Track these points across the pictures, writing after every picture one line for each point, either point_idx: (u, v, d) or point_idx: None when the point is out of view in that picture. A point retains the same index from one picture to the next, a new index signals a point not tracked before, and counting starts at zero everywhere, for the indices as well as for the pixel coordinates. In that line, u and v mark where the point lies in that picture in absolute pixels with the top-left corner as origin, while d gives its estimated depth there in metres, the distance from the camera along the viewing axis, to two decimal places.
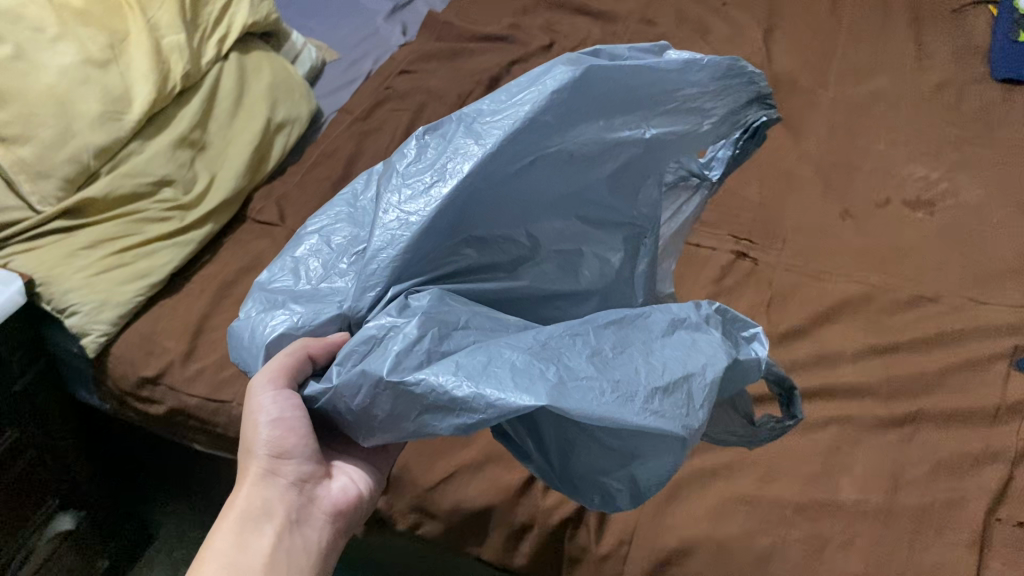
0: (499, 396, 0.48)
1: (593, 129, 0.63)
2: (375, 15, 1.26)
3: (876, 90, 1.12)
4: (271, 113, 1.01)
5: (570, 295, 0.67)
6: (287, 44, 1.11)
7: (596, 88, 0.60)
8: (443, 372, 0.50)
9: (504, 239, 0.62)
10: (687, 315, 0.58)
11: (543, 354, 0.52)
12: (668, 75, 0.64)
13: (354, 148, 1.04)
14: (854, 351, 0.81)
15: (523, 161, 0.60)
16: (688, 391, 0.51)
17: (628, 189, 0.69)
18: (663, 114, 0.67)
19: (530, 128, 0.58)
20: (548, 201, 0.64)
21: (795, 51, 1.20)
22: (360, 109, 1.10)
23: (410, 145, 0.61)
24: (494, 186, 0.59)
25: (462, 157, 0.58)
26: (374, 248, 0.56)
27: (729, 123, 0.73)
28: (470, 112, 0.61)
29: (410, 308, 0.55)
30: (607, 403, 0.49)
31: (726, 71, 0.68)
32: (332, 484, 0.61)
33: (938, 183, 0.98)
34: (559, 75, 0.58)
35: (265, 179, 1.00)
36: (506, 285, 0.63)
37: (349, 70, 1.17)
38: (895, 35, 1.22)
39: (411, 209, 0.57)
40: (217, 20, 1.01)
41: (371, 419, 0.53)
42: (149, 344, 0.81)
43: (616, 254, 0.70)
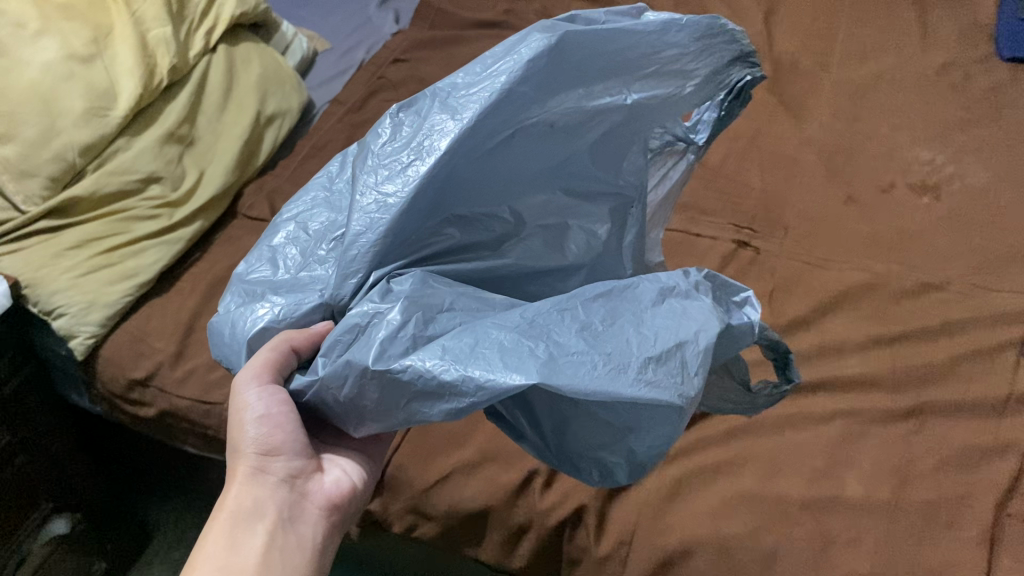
0: (487, 377, 0.48)
1: (572, 98, 0.61)
2: (368, 3, 1.24)
3: (879, 71, 1.10)
4: (260, 105, 0.99)
5: (556, 271, 0.66)
6: (277, 34, 1.09)
7: (570, 56, 0.58)
8: (429, 357, 0.50)
9: (487, 215, 0.62)
10: (676, 283, 0.55)
11: (530, 332, 0.51)
12: (646, 38, 0.61)
13: (346, 140, 1.02)
14: (859, 341, 0.80)
15: (500, 136, 0.59)
16: (681, 359, 0.49)
17: (611, 157, 0.68)
18: (645, 78, 0.64)
19: (507, 100, 0.56)
20: (529, 176, 0.64)
21: (796, 32, 1.18)
22: (353, 99, 1.08)
23: (386, 122, 0.60)
24: (471, 162, 0.58)
25: (440, 133, 0.56)
26: (353, 232, 0.55)
27: (716, 83, 0.68)
28: (444, 87, 0.59)
29: (392, 293, 0.54)
30: (598, 376, 0.48)
31: (708, 31, 0.64)
32: (324, 478, 0.61)
33: (944, 167, 0.96)
34: (534, 44, 0.56)
35: (256, 174, 0.98)
36: (490, 264, 0.62)
37: (341, 60, 1.15)
38: (898, 15, 1.19)
39: (387, 191, 0.55)
40: (205, 11, 0.99)
41: (359, 407, 0.52)
42: (138, 345, 0.80)
43: (603, 226, 0.69)
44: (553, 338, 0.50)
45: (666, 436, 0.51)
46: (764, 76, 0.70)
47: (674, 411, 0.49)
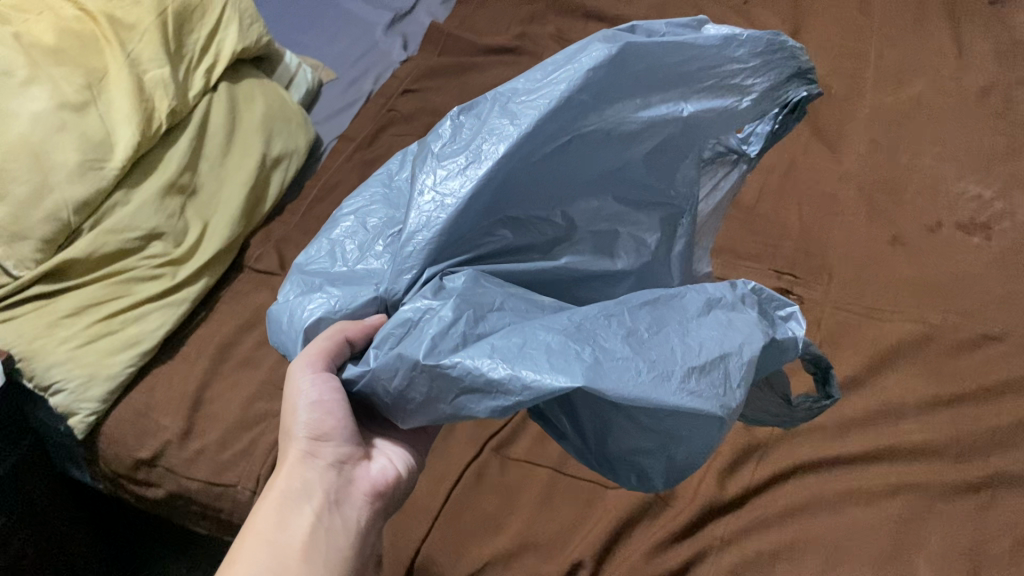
0: (535, 376, 0.47)
1: (631, 107, 0.60)
2: (373, 27, 1.18)
3: (916, 96, 1.04)
4: (266, 146, 0.93)
5: (605, 276, 0.63)
6: (281, 66, 1.03)
7: (629, 68, 0.58)
8: (478, 354, 0.49)
9: (541, 219, 0.60)
10: (724, 296, 0.55)
11: (578, 335, 0.50)
12: (705, 51, 0.60)
13: (357, 180, 0.96)
14: (917, 403, 0.74)
15: (557, 141, 0.58)
16: (724, 370, 0.49)
17: (666, 168, 0.66)
18: (703, 91, 0.62)
19: (566, 108, 0.56)
20: (584, 180, 0.62)
21: (825, 55, 1.12)
22: (362, 135, 1.02)
23: (448, 128, 0.60)
24: (528, 168, 0.58)
25: (498, 139, 0.56)
26: (413, 230, 0.55)
27: (771, 100, 0.65)
28: (504, 92, 0.59)
29: (445, 290, 0.53)
30: (641, 382, 0.47)
31: (765, 46, 0.62)
32: (372, 466, 0.57)
33: (993, 203, 0.90)
34: (596, 54, 0.56)
35: (263, 221, 0.92)
36: (544, 267, 0.60)
37: (348, 91, 1.09)
38: (931, 34, 1.14)
39: (450, 190, 0.55)
40: (204, 47, 0.92)
41: (405, 405, 0.51)
42: (143, 422, 0.74)
43: (653, 235, 0.66)
44: (601, 337, 0.50)
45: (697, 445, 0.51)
46: (821, 93, 0.67)
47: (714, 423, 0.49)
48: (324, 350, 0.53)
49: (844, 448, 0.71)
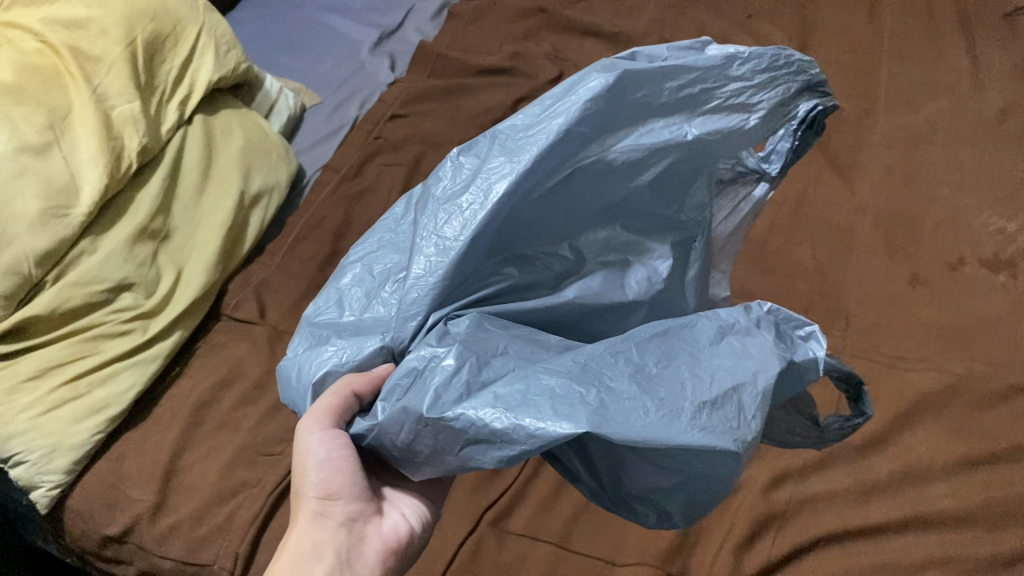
0: (539, 424, 0.43)
1: (635, 134, 0.56)
2: (359, 47, 1.12)
3: (931, 118, 0.99)
4: (245, 184, 0.87)
5: (616, 309, 0.58)
6: (260, 93, 0.97)
7: (630, 95, 0.54)
8: (481, 404, 0.45)
9: (546, 254, 0.56)
10: (735, 321, 0.53)
11: (584, 375, 0.47)
12: (707, 75, 0.58)
13: (343, 216, 0.91)
14: (946, 464, 0.69)
15: (560, 176, 0.53)
16: (738, 403, 0.45)
17: (678, 194, 0.60)
18: (706, 114, 0.58)
19: (568, 141, 0.53)
20: (593, 213, 0.57)
21: (834, 74, 1.07)
22: (347, 166, 0.96)
23: (446, 168, 0.57)
24: (532, 206, 0.53)
25: (497, 176, 0.52)
26: (415, 277, 0.52)
27: (778, 120, 0.62)
28: (504, 129, 0.55)
29: (449, 335, 0.50)
30: (651, 423, 0.44)
31: (770, 62, 0.59)
32: (383, 521, 0.56)
33: (1019, 236, 0.85)
34: (593, 84, 0.53)
35: (242, 263, 0.86)
36: (551, 304, 0.55)
37: (333, 116, 1.03)
38: (945, 49, 1.09)
39: (448, 232, 0.52)
40: (178, 78, 0.86)
41: (412, 458, 0.49)
42: (111, 494, 0.69)
43: (668, 263, 0.60)
44: (608, 378, 0.47)
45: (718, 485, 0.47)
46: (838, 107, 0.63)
47: (731, 460, 0.45)
48: (332, 414, 0.51)
49: (867, 517, 0.67)
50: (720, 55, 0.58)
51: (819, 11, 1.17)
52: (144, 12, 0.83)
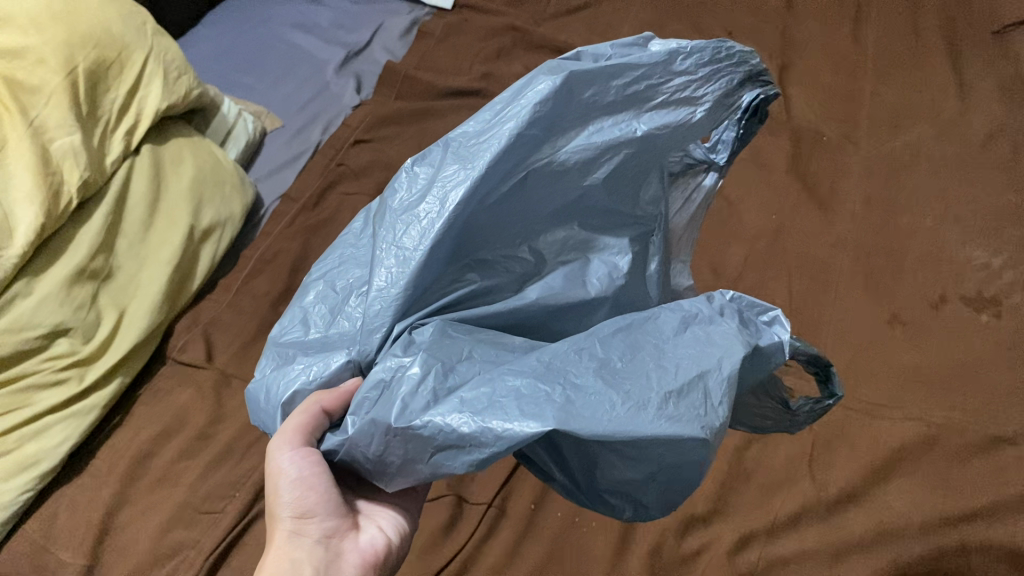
0: (507, 426, 0.42)
1: (585, 133, 0.53)
2: (325, 66, 1.08)
3: (915, 144, 0.95)
4: (195, 218, 0.83)
5: (579, 308, 0.56)
6: (216, 118, 0.93)
7: (579, 95, 0.52)
8: (448, 410, 0.44)
9: (504, 257, 0.54)
10: (700, 309, 0.51)
11: (548, 373, 0.45)
12: (651, 71, 0.55)
13: (299, 249, 0.87)
14: (922, 523, 0.66)
15: (513, 180, 0.51)
16: (704, 390, 0.44)
17: (631, 189, 0.58)
18: (654, 109, 0.56)
19: (520, 145, 0.50)
20: (550, 212, 0.55)
21: (816, 96, 1.04)
22: (307, 195, 0.92)
23: (400, 177, 0.54)
24: (486, 212, 0.51)
25: (452, 184, 0.50)
26: (377, 288, 0.50)
27: (723, 111, 0.60)
28: (456, 136, 0.53)
29: (415, 344, 0.48)
30: (617, 416, 0.42)
31: (713, 54, 0.57)
32: (361, 537, 0.52)
33: (1004, 272, 0.81)
34: (539, 87, 0.50)
35: (190, 302, 0.82)
36: (514, 306, 0.53)
37: (294, 141, 0.99)
38: (930, 70, 1.05)
39: (407, 241, 0.50)
40: (123, 107, 0.81)
41: (383, 469, 0.46)
42: (40, 556, 0.65)
43: (627, 258, 0.59)
44: (572, 373, 0.45)
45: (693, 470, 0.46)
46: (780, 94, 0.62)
47: (701, 447, 0.44)
48: (304, 421, 0.48)
49: None
50: (666, 48, 0.56)
51: (802, 31, 1.14)
52: (88, 38, 0.78)
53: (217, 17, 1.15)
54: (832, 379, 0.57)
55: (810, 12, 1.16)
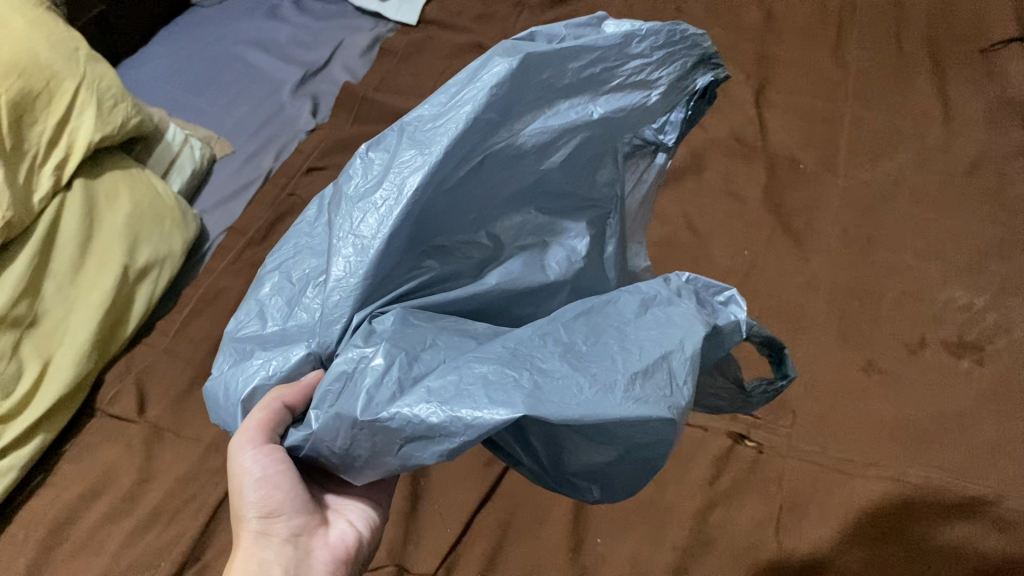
0: (476, 414, 0.40)
1: (542, 117, 0.52)
2: (280, 87, 1.03)
3: (895, 173, 0.91)
4: (130, 257, 0.78)
5: (539, 291, 0.55)
6: (159, 147, 0.88)
7: (538, 76, 0.51)
8: (416, 401, 0.42)
9: (464, 242, 0.52)
10: (657, 292, 0.50)
11: (513, 361, 0.43)
12: (606, 54, 0.54)
13: (244, 288, 0.82)
14: None
15: (470, 164, 0.50)
16: (669, 370, 0.42)
17: (587, 170, 0.58)
18: (610, 91, 0.56)
19: (477, 129, 0.48)
20: (508, 195, 0.53)
21: (793, 118, 0.99)
22: (254, 228, 0.87)
23: (352, 163, 0.51)
24: (446, 196, 0.49)
25: (408, 171, 0.47)
26: (337, 278, 0.47)
27: (674, 94, 0.60)
28: (410, 119, 0.50)
29: (376, 334, 0.46)
30: (585, 399, 0.41)
31: (666, 37, 0.56)
32: (329, 532, 0.50)
33: (985, 314, 0.77)
34: (495, 70, 0.48)
35: (124, 347, 0.78)
36: (475, 293, 0.52)
37: (245, 168, 0.94)
38: (913, 94, 1.01)
39: (365, 229, 0.47)
40: (53, 140, 0.76)
41: (350, 463, 0.44)
42: None
43: (583, 241, 0.58)
44: (536, 359, 0.43)
45: (660, 451, 0.45)
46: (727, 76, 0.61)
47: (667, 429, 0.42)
48: (267, 419, 0.46)
49: None
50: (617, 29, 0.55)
51: (781, 48, 1.09)
52: (12, 68, 0.73)
53: (169, 34, 1.09)
54: (786, 361, 0.58)
55: (789, 29, 1.12)
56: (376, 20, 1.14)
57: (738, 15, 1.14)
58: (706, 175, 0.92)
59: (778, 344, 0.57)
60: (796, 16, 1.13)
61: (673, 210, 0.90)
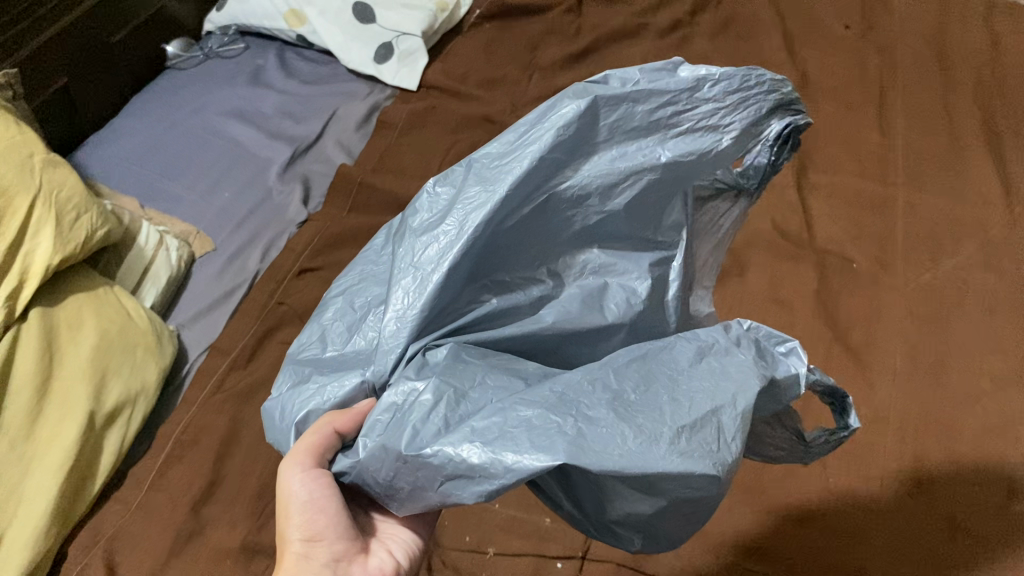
0: (518, 458, 0.37)
1: (607, 159, 0.47)
2: (268, 168, 0.92)
3: (960, 274, 0.81)
4: (96, 401, 0.67)
5: (595, 334, 0.49)
6: (130, 255, 0.78)
7: (608, 117, 0.47)
8: (460, 438, 0.39)
9: (525, 278, 0.48)
10: (715, 339, 0.46)
11: (562, 404, 0.40)
12: (678, 98, 0.48)
13: (228, 425, 0.72)
14: None
15: (532, 203, 0.46)
16: (717, 425, 0.39)
17: (655, 212, 0.51)
18: (682, 135, 0.48)
19: (540, 171, 0.45)
20: (570, 234, 0.49)
21: (839, 203, 0.89)
22: (240, 347, 0.77)
23: (422, 199, 0.49)
24: (506, 233, 0.46)
25: (472, 207, 0.45)
26: (394, 309, 0.44)
27: (752, 140, 0.51)
28: (478, 156, 0.48)
29: (429, 366, 0.43)
30: (628, 451, 0.37)
31: (742, 81, 0.48)
32: (371, 561, 0.47)
33: None
34: (563, 111, 0.45)
35: (90, 506, 0.67)
36: (531, 331, 0.47)
37: (227, 271, 0.83)
38: (972, 171, 0.90)
39: (426, 260, 0.45)
40: (3, 265, 0.65)
41: (393, 494, 0.42)
42: None
43: (645, 283, 0.51)
44: (588, 399, 0.40)
45: (710, 503, 0.40)
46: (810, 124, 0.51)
47: (712, 489, 0.39)
48: (319, 438, 0.44)
49: None
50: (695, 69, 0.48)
51: (819, 115, 0.99)
52: None
53: (140, 105, 0.98)
54: (848, 412, 0.51)
55: (827, 94, 1.02)
56: (371, 84, 1.03)
57: None
58: (748, 279, 0.83)
59: (841, 392, 0.51)
60: (832, 79, 1.03)
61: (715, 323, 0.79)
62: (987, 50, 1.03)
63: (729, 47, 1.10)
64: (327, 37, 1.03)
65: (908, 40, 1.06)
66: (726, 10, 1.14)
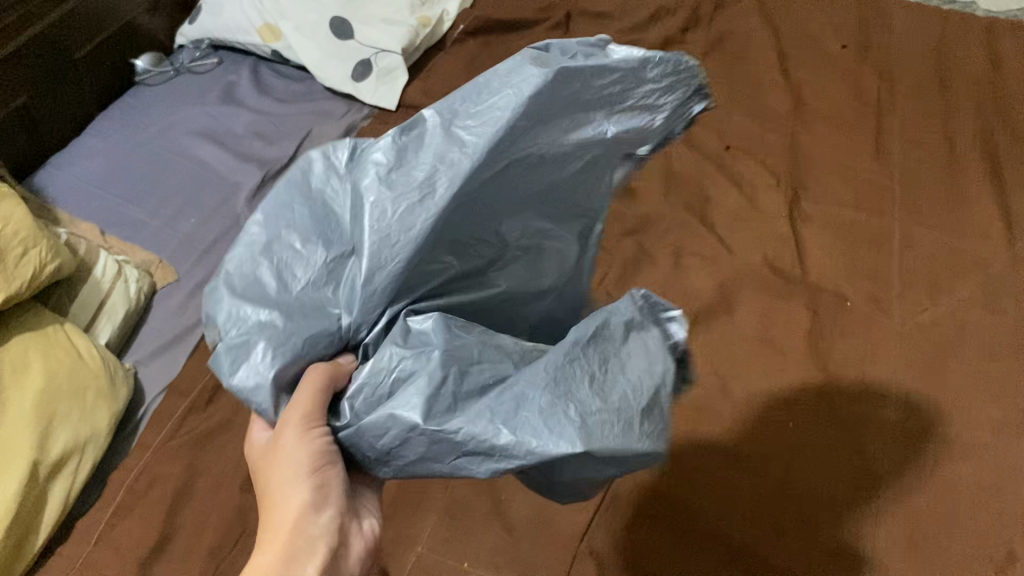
0: (540, 442, 0.36)
1: (569, 131, 0.46)
2: (236, 193, 0.88)
3: (960, 313, 0.77)
4: (40, 451, 0.63)
5: (525, 296, 0.48)
6: (85, 288, 0.74)
7: (575, 87, 0.44)
8: (477, 420, 0.37)
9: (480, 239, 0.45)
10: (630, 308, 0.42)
11: (552, 380, 0.38)
12: (626, 77, 0.47)
13: (183, 473, 0.67)
14: None
15: (503, 164, 0.43)
16: (662, 409, 0.38)
17: (588, 182, 0.50)
18: (624, 111, 0.48)
19: (515, 136, 0.42)
20: (527, 196, 0.46)
21: (833, 235, 0.85)
22: (199, 388, 0.73)
23: (376, 145, 0.43)
24: (476, 195, 0.43)
25: (450, 169, 0.41)
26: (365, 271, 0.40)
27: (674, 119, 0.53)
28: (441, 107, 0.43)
29: (414, 334, 0.41)
30: (610, 431, 0.36)
31: (674, 66, 0.49)
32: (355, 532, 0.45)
33: None
34: (532, 76, 0.42)
35: (30, 562, 0.62)
36: (485, 295, 0.45)
37: (188, 305, 0.79)
38: (971, 203, 0.87)
39: (400, 222, 0.40)
40: None
41: (387, 462, 0.40)
42: None
43: (574, 250, 0.51)
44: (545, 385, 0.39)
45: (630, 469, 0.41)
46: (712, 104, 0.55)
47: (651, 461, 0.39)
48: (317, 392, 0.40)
49: None
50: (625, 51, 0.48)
51: (815, 138, 0.95)
52: None
53: (106, 124, 0.94)
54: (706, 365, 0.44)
55: (822, 117, 0.97)
56: (349, 102, 0.99)
57: (763, 101, 1.00)
58: (737, 317, 0.79)
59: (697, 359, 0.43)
60: (827, 101, 0.99)
61: (702, 369, 0.76)
62: (988, 71, 0.99)
63: (723, 65, 1.06)
64: (303, 54, 0.99)
65: (906, 61, 1.02)
66: (718, 27, 1.10)
